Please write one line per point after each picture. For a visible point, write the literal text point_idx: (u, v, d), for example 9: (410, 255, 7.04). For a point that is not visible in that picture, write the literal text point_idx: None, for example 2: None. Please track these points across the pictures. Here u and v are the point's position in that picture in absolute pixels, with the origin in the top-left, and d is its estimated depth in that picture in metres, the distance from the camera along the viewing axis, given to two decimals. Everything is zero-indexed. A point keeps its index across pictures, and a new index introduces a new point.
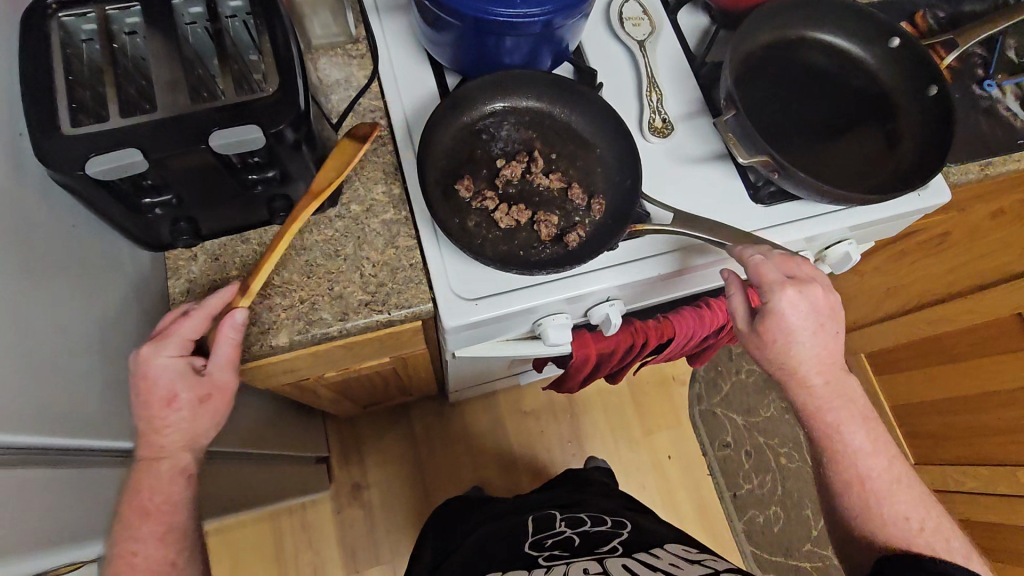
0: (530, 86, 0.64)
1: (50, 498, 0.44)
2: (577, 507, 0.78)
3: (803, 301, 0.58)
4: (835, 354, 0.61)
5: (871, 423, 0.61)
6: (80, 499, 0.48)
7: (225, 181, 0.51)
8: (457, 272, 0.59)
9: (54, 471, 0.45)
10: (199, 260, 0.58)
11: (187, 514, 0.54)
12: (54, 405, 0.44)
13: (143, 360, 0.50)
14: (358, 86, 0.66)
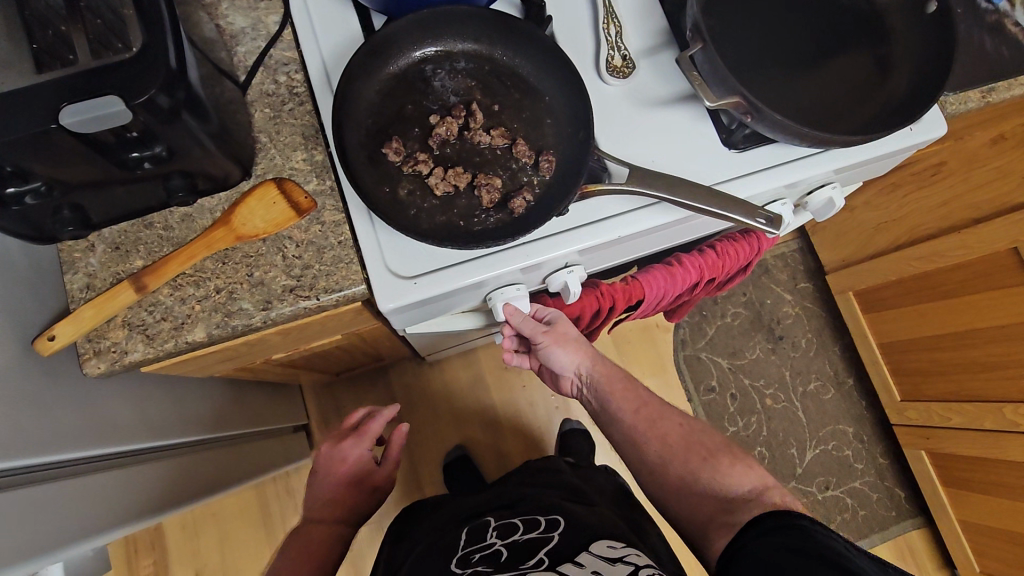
0: (464, 25, 0.55)
1: (47, 507, 0.46)
2: (515, 508, 0.78)
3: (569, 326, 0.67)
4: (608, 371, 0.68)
5: (645, 408, 0.66)
6: (86, 498, 0.50)
7: (101, 162, 0.44)
8: (390, 247, 0.54)
9: (41, 486, 0.46)
10: (98, 251, 0.52)
11: None
12: (16, 425, 0.44)
13: (346, 450, 0.76)
14: (268, 34, 0.57)
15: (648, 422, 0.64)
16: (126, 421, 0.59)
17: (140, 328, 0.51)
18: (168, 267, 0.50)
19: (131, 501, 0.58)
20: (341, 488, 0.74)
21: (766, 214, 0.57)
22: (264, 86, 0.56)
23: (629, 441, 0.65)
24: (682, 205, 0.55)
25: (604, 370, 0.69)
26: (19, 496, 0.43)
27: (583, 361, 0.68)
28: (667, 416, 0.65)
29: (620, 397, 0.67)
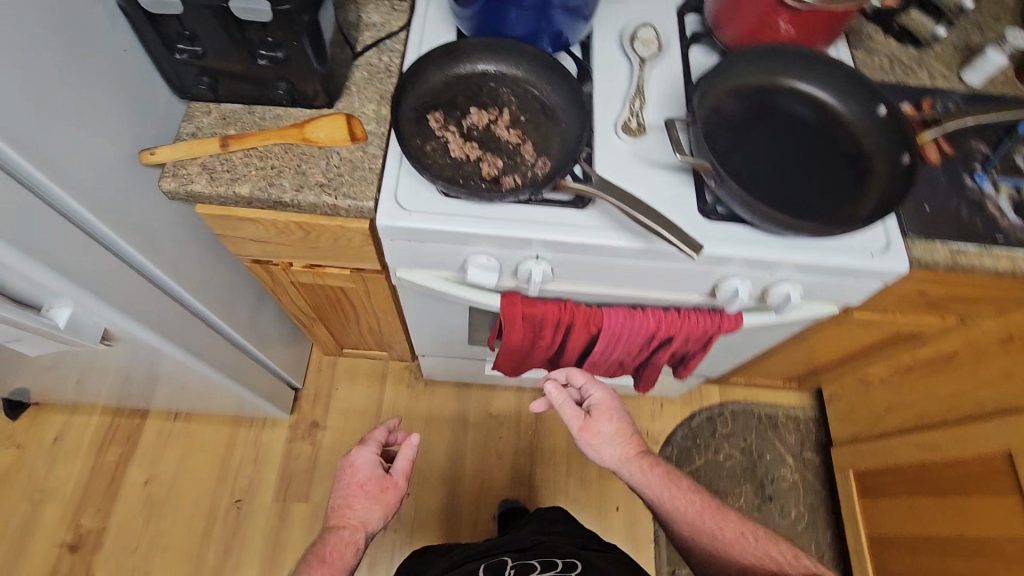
0: (521, 57, 0.73)
1: (84, 256, 0.61)
2: (531, 551, 0.92)
3: (603, 415, 0.83)
4: (647, 461, 0.81)
5: (694, 501, 0.80)
6: (111, 276, 0.65)
7: (240, 47, 0.65)
8: (404, 184, 0.69)
9: (89, 244, 0.61)
10: (210, 115, 0.71)
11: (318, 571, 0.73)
12: (102, 194, 0.61)
13: (350, 455, 0.84)
14: (389, 31, 0.80)
15: (703, 516, 0.79)
16: (165, 252, 0.74)
17: (206, 171, 0.68)
18: (248, 138, 0.68)
19: (139, 307, 0.71)
20: (354, 494, 0.81)
21: (689, 242, 0.61)
22: (370, 59, 0.77)
23: (687, 530, 0.78)
24: (629, 213, 0.63)
25: (642, 462, 0.82)
26: (67, 232, 0.58)
27: (620, 454, 0.82)
28: (711, 506, 0.80)
29: (664, 490, 0.80)
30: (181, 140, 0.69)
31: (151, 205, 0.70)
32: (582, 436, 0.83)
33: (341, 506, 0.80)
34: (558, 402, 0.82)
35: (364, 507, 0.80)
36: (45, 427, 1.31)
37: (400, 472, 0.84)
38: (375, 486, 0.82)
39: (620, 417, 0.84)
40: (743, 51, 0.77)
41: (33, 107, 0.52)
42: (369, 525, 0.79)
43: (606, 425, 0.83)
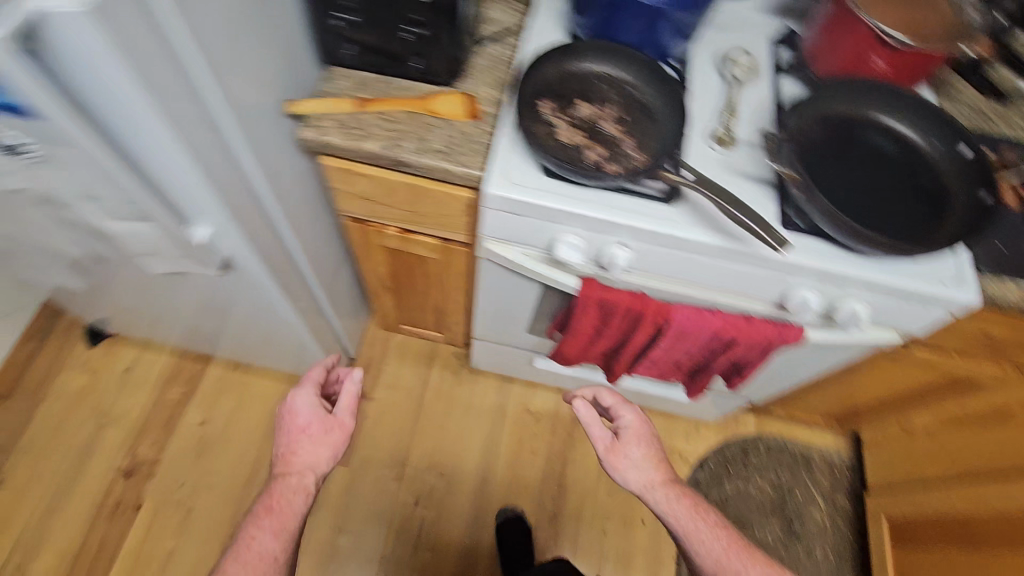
0: (631, 61, 0.80)
1: (231, 182, 0.69)
2: None
3: (632, 435, 0.84)
4: (673, 488, 0.80)
5: (725, 537, 0.77)
6: (245, 206, 0.73)
7: (390, 22, 0.73)
8: (512, 160, 0.76)
9: (235, 172, 0.69)
10: (347, 81, 0.80)
11: (267, 525, 0.70)
12: (254, 131, 0.70)
13: (292, 395, 0.80)
14: (508, 28, 0.88)
15: (733, 555, 0.75)
16: (285, 196, 0.83)
17: (340, 126, 0.76)
18: (381, 103, 0.77)
19: (258, 241, 0.78)
20: (295, 439, 0.77)
21: (778, 239, 0.68)
22: (490, 49, 0.86)
23: (714, 568, 0.74)
24: (724, 208, 0.69)
25: (668, 488, 0.80)
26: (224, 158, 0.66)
27: (646, 476, 0.81)
28: (743, 547, 0.76)
29: (692, 521, 0.77)
30: (322, 98, 0.78)
31: (283, 151, 0.79)
32: (607, 455, 0.82)
33: (284, 454, 0.76)
34: (587, 417, 0.84)
35: (310, 448, 0.77)
36: (117, 359, 1.41)
37: (342, 410, 0.81)
38: (319, 425, 0.78)
39: (649, 443, 0.84)
40: (829, 83, 0.82)
41: (225, 46, 0.61)
42: (319, 469, 0.76)
43: (635, 449, 0.83)
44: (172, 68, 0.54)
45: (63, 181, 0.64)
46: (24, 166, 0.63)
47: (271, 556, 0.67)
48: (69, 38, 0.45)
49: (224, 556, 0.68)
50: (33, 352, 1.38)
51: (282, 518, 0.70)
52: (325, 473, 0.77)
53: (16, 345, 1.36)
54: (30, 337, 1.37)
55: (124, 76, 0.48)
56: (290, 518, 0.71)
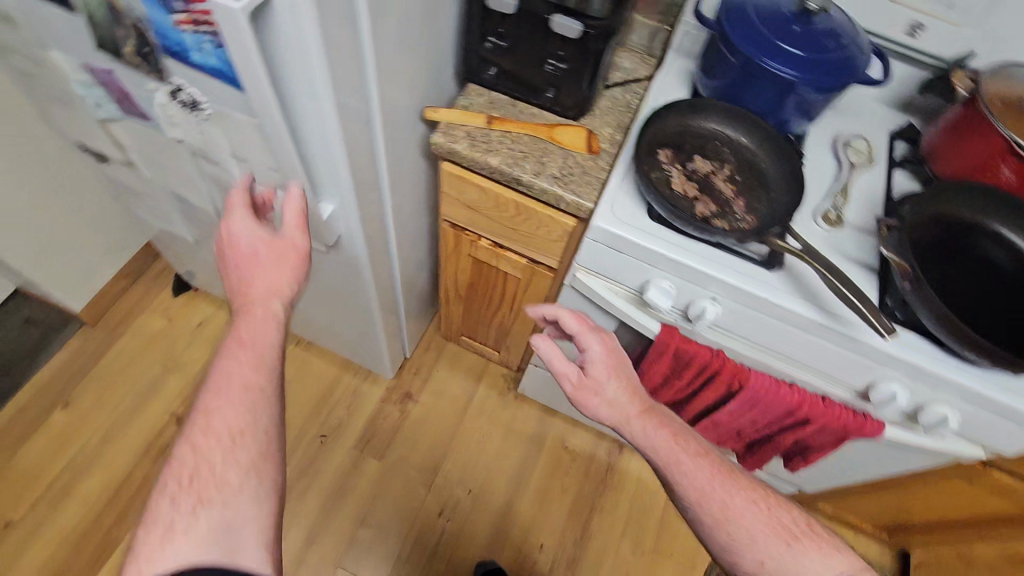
0: (753, 128, 0.82)
1: (364, 170, 0.74)
2: None
3: (599, 362, 0.77)
4: (648, 416, 0.75)
5: (706, 463, 0.73)
6: (368, 194, 0.79)
7: (535, 54, 0.78)
8: (622, 200, 0.79)
9: (368, 163, 0.75)
10: (481, 98, 0.85)
11: (242, 359, 0.61)
12: (392, 128, 0.76)
13: (228, 223, 0.69)
14: (636, 77, 0.92)
15: (717, 485, 0.71)
16: (400, 192, 0.88)
17: (469, 137, 0.80)
18: (510, 123, 0.81)
19: (368, 227, 0.84)
20: (249, 268, 0.68)
21: (884, 323, 0.67)
22: (616, 93, 0.90)
23: (697, 497, 0.71)
24: (831, 285, 0.69)
25: (640, 413, 0.75)
26: (365, 148, 0.72)
27: (621, 403, 0.75)
28: (727, 472, 0.73)
29: (669, 448, 0.73)
30: (456, 109, 0.83)
31: (408, 151, 0.85)
32: (577, 393, 0.77)
33: (241, 285, 0.68)
34: (549, 357, 0.76)
35: (269, 274, 0.67)
36: (194, 312, 1.49)
37: (293, 227, 0.70)
38: (268, 252, 0.68)
39: (618, 373, 0.77)
40: (956, 184, 0.81)
41: (393, 50, 0.67)
42: (283, 295, 0.67)
43: (605, 383, 0.76)
44: (350, 61, 0.60)
45: (225, 140, 0.71)
46: (196, 122, 0.71)
47: (254, 388, 0.60)
48: (290, 20, 0.51)
49: (202, 386, 0.60)
50: (123, 290, 1.47)
51: (257, 350, 0.62)
52: (292, 298, 0.68)
53: (112, 279, 1.42)
54: (125, 276, 1.45)
55: (319, 62, 0.54)
56: (268, 347, 0.63)
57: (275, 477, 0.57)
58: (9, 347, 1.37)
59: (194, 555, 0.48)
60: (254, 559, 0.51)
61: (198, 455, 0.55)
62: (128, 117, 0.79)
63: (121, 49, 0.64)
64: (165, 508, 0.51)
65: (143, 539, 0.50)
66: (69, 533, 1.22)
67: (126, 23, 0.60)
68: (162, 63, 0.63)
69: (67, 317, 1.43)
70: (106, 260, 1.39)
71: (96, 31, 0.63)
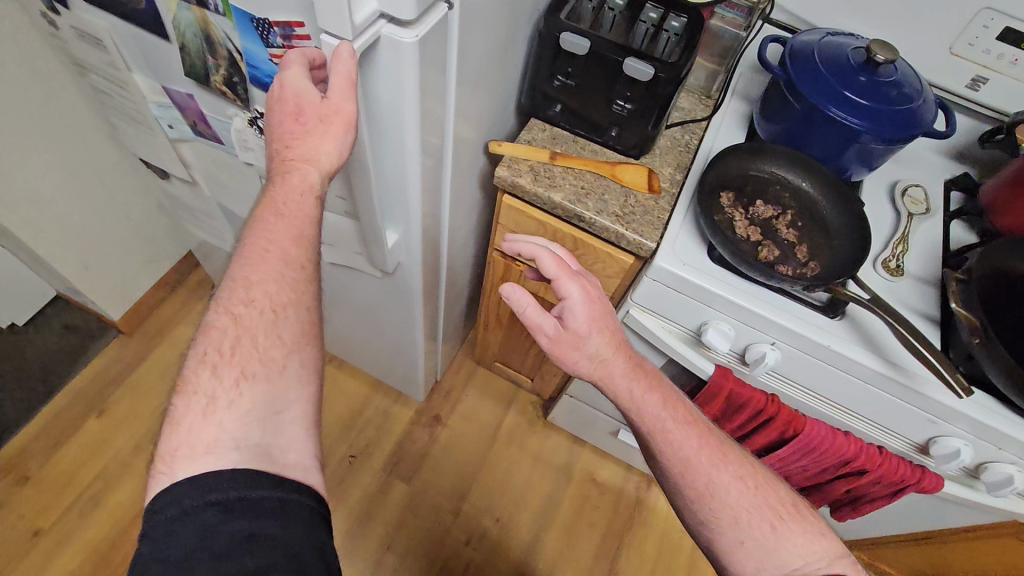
0: (814, 174, 0.82)
1: (430, 202, 0.75)
2: None
3: (582, 313, 0.70)
4: (633, 377, 0.70)
5: (693, 430, 0.69)
6: (431, 224, 0.79)
7: (602, 94, 0.79)
8: (683, 240, 0.79)
9: (435, 194, 0.76)
10: (543, 133, 0.86)
11: (278, 233, 0.57)
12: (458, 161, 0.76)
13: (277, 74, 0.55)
14: (694, 117, 0.93)
15: (704, 456, 0.67)
16: (455, 222, 0.89)
17: (532, 172, 0.81)
18: (572, 160, 0.82)
19: (427, 255, 0.84)
20: (291, 127, 0.56)
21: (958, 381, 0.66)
22: (675, 133, 0.90)
23: (679, 468, 0.67)
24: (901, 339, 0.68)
25: (626, 372, 0.70)
26: (434, 180, 0.73)
27: (603, 360, 0.70)
28: (718, 445, 0.69)
29: (654, 413, 0.69)
30: (520, 144, 0.84)
31: (468, 183, 0.85)
32: (556, 346, 0.70)
33: (282, 138, 0.57)
34: (524, 307, 0.68)
35: (311, 141, 0.56)
36: None
37: (341, 95, 0.53)
38: (310, 114, 0.55)
39: (603, 327, 0.70)
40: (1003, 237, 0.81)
41: (471, 86, 0.68)
42: (321, 164, 0.57)
43: (588, 337, 0.69)
44: (435, 99, 0.61)
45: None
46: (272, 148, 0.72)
47: (293, 262, 0.57)
48: (389, 62, 0.52)
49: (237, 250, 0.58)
50: (160, 300, 1.47)
51: (294, 225, 0.57)
52: (332, 169, 0.57)
53: (150, 290, 1.43)
54: (163, 287, 1.46)
55: (411, 101, 0.55)
56: (306, 224, 0.59)
57: (315, 358, 0.58)
58: (52, 352, 1.39)
59: (237, 433, 0.49)
60: (297, 438, 0.53)
61: (239, 326, 0.54)
62: (199, 139, 0.80)
63: (210, 77, 0.65)
64: (207, 378, 0.52)
65: (186, 405, 0.51)
66: (98, 543, 1.22)
67: (220, 53, 0.61)
68: (249, 93, 0.65)
69: (105, 325, 1.44)
70: (146, 271, 1.39)
71: (187, 59, 0.65)
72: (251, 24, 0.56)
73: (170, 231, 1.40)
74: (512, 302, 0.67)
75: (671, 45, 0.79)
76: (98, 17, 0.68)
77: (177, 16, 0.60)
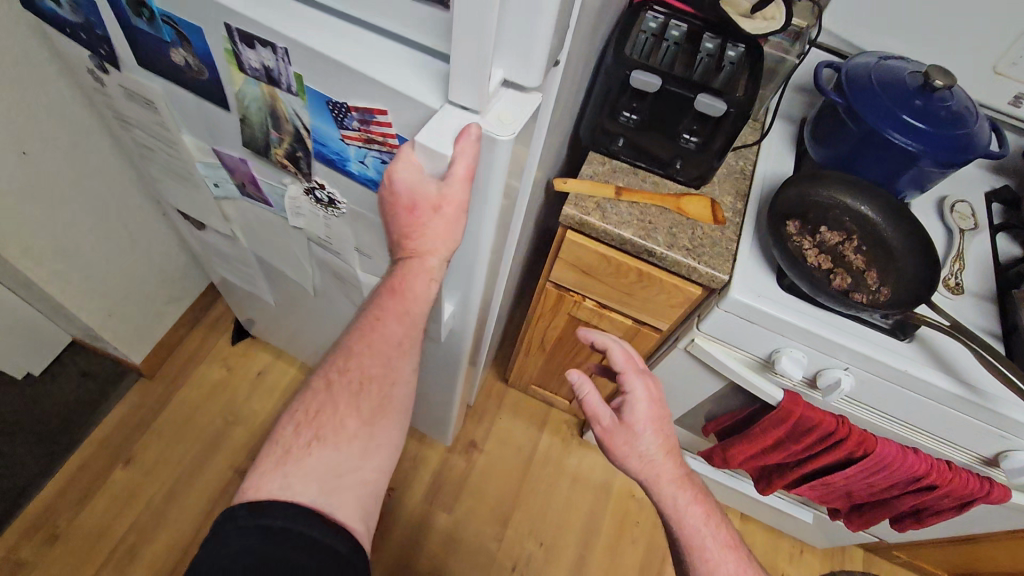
0: (874, 197, 0.83)
1: (505, 247, 0.74)
2: None
3: (643, 412, 0.74)
4: (682, 485, 0.73)
5: (733, 552, 0.70)
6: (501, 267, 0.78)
7: (669, 128, 0.79)
8: (754, 272, 0.79)
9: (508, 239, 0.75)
10: (603, 166, 0.86)
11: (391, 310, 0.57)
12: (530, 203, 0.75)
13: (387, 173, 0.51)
14: (745, 142, 0.93)
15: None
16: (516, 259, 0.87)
17: (599, 208, 0.81)
18: (636, 194, 0.82)
19: (490, 298, 0.83)
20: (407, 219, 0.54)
21: None
22: (729, 160, 0.91)
23: None
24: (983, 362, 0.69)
25: (674, 481, 0.73)
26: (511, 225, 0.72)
27: (653, 464, 0.73)
28: (754, 573, 0.70)
29: (693, 528, 0.72)
30: (584, 179, 0.83)
31: (530, 220, 0.84)
32: (613, 438, 0.74)
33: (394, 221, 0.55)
34: (591, 399, 0.73)
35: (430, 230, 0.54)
36: (252, 362, 1.45)
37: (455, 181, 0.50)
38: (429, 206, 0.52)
39: (659, 429, 0.74)
40: None
41: (551, 132, 0.67)
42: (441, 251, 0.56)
43: (642, 435, 0.73)
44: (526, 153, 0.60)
45: (352, 236, 0.69)
46: (325, 218, 0.69)
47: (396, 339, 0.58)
48: (481, 157, 0.51)
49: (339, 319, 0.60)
50: (180, 340, 1.42)
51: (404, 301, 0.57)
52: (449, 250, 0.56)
53: (171, 330, 1.38)
54: (183, 326, 1.41)
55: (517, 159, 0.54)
56: (416, 302, 0.57)
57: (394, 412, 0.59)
58: (70, 402, 1.34)
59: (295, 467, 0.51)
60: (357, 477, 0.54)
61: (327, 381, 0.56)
62: (245, 198, 0.77)
63: (270, 148, 0.63)
64: (289, 435, 0.54)
65: (275, 444, 0.54)
66: None
67: (285, 128, 0.59)
68: (312, 166, 0.62)
69: (124, 368, 1.39)
70: (167, 311, 1.34)
71: (245, 130, 0.62)
72: (326, 106, 0.53)
73: (190, 269, 1.36)
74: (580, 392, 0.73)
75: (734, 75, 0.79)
76: (151, 79, 0.65)
77: (242, 90, 0.57)
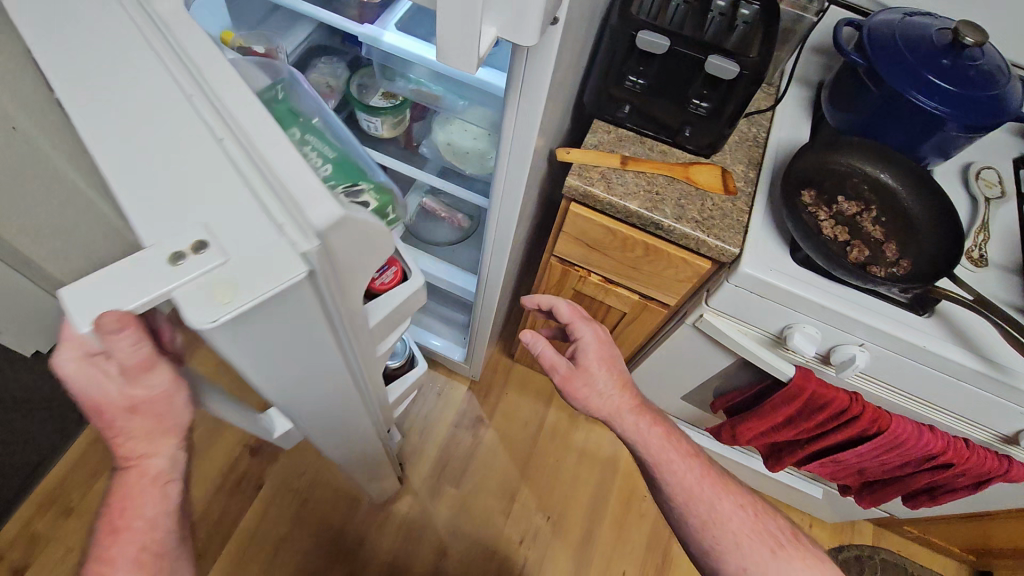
0: (895, 164, 0.79)
1: None
2: None
3: (593, 353, 0.79)
4: (637, 410, 0.80)
5: (691, 461, 0.79)
6: None
7: (677, 91, 0.75)
8: (767, 244, 0.76)
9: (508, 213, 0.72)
10: (608, 135, 0.82)
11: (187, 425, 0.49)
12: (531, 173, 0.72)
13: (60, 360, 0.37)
14: (758, 107, 0.88)
15: (705, 484, 0.77)
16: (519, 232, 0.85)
17: (604, 179, 0.77)
18: (642, 164, 0.78)
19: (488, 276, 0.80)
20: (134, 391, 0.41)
21: None
22: (741, 126, 0.86)
23: (682, 499, 0.77)
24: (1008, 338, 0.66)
25: (630, 406, 0.80)
26: None
27: (612, 397, 0.79)
28: (715, 475, 0.79)
29: (658, 448, 0.79)
30: (588, 149, 0.80)
31: (532, 192, 0.81)
32: (570, 382, 0.79)
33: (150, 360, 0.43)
34: (546, 353, 0.77)
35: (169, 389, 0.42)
36: None
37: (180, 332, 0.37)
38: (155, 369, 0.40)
39: (610, 366, 0.80)
40: None
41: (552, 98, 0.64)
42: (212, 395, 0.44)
43: (596, 375, 0.79)
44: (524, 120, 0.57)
45: None
46: None
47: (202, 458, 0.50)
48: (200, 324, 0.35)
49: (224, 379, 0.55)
50: None
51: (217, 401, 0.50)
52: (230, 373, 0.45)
53: None
54: None
55: None
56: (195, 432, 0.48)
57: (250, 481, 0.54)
58: None
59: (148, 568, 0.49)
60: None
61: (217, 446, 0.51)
62: None
63: None
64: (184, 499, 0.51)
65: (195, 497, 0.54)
66: None
67: None
68: None
69: None
70: None
71: None
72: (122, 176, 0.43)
73: None
74: (534, 349, 0.76)
75: (748, 34, 0.74)
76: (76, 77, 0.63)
77: None
